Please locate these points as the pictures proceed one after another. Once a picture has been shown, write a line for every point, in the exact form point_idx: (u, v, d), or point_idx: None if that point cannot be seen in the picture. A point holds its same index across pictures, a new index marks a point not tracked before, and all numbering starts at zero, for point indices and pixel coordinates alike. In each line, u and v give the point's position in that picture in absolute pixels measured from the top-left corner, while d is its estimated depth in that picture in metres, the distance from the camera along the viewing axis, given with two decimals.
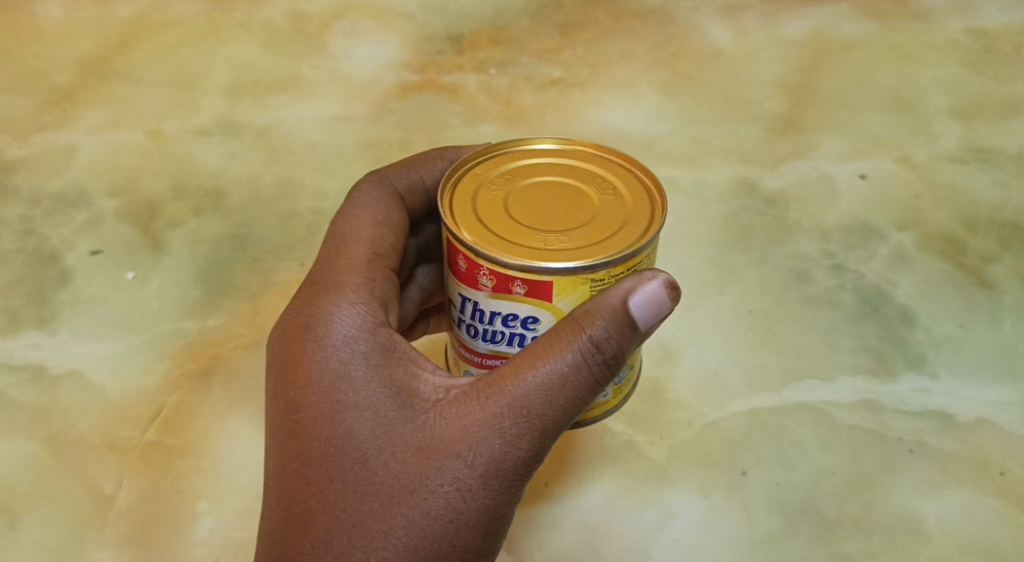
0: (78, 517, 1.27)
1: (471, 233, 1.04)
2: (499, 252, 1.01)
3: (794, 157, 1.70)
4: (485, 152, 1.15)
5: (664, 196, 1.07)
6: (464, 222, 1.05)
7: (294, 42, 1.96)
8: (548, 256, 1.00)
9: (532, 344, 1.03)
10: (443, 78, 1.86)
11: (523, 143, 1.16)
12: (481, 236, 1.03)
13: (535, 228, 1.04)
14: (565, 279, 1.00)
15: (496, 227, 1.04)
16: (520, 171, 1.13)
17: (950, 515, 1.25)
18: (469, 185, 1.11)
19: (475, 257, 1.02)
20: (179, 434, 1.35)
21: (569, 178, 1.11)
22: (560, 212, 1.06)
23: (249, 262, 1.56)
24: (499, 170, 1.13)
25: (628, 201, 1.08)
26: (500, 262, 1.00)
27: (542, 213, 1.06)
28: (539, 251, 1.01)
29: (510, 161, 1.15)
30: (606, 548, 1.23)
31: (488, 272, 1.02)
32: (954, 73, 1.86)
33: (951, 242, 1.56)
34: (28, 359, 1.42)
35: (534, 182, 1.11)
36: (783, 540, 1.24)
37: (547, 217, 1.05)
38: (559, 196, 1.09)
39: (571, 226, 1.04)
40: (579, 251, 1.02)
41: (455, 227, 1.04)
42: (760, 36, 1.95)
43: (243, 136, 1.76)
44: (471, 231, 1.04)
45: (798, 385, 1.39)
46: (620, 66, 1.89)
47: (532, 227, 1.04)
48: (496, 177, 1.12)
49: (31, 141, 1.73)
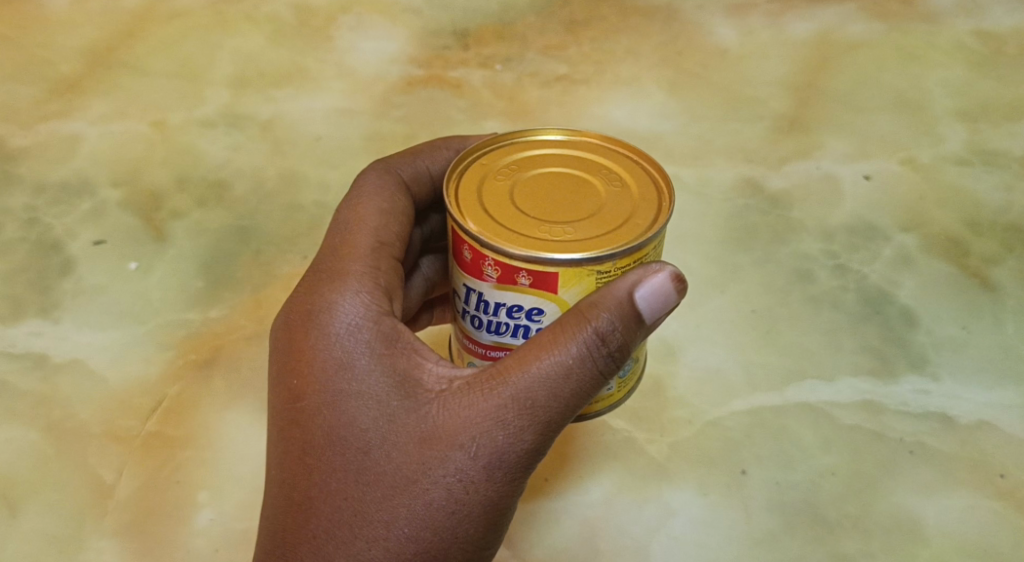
0: (78, 505, 1.27)
1: (477, 223, 1.04)
2: (505, 242, 1.01)
3: (798, 157, 1.70)
4: (494, 143, 1.15)
5: (671, 189, 1.08)
6: (470, 212, 1.05)
7: (299, 35, 1.96)
8: (553, 246, 1.00)
9: (536, 336, 1.03)
10: (448, 73, 1.86)
11: (528, 133, 1.16)
12: (489, 226, 1.03)
13: (541, 219, 1.04)
14: (570, 270, 1.00)
15: (501, 218, 1.04)
16: (527, 161, 1.13)
17: (950, 517, 1.25)
18: (477, 175, 1.11)
19: (480, 248, 1.02)
20: (182, 425, 1.35)
21: (575, 169, 1.11)
22: (567, 203, 1.06)
23: (252, 254, 1.56)
24: (505, 160, 1.13)
25: (635, 194, 1.08)
26: (505, 253, 1.00)
27: (550, 205, 1.06)
28: (544, 241, 1.01)
29: (516, 151, 1.15)
30: (605, 544, 1.24)
31: (493, 262, 1.02)
32: (961, 76, 1.86)
33: (955, 244, 1.56)
34: (30, 347, 1.43)
35: (541, 173, 1.11)
36: (782, 539, 1.24)
37: (554, 210, 1.05)
38: (566, 187, 1.09)
39: (577, 218, 1.04)
40: (583, 241, 1.01)
41: (462, 217, 1.04)
42: (766, 36, 1.95)
43: (247, 128, 1.76)
44: (478, 221, 1.04)
45: (799, 384, 1.39)
46: (625, 63, 1.89)
47: (538, 218, 1.04)
48: (501, 167, 1.12)
49: (36, 130, 1.73)
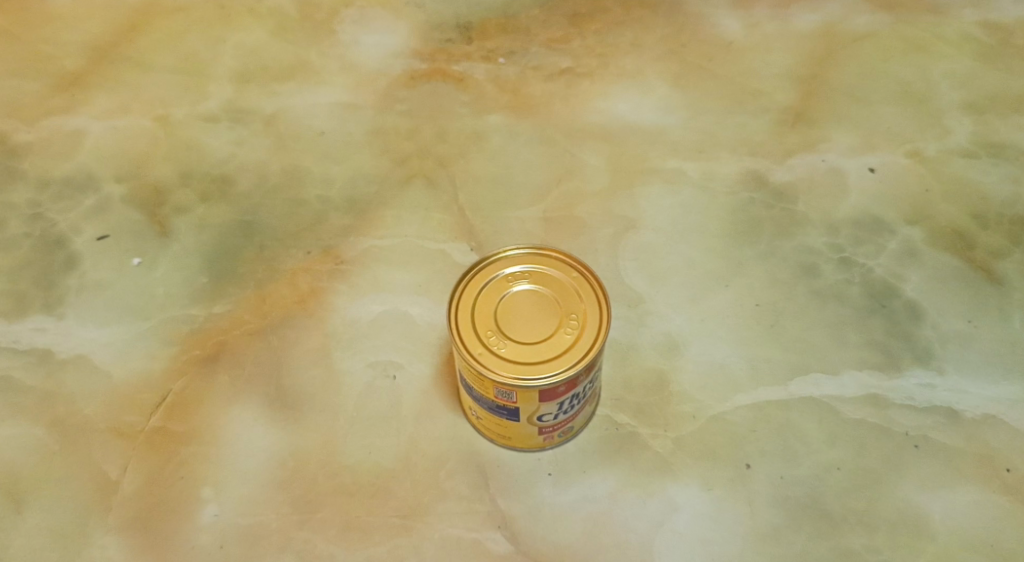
0: (82, 501, 1.34)
1: (487, 365, 1.22)
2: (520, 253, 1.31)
3: (803, 150, 1.67)
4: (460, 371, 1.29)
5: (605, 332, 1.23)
6: (476, 353, 1.23)
7: (301, 29, 1.88)
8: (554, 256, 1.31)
9: (521, 308, 1.26)
10: (452, 66, 1.81)
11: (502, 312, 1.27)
12: (499, 368, 1.21)
13: (526, 341, 1.24)
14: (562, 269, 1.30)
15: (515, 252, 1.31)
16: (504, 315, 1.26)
17: (956, 511, 1.30)
18: (467, 371, 1.25)
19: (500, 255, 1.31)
20: (185, 420, 1.40)
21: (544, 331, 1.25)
22: (535, 317, 1.25)
23: (256, 249, 1.57)
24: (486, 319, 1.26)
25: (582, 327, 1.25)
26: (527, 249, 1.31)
27: (509, 305, 1.27)
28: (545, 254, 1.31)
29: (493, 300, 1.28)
30: (610, 540, 1.29)
31: (509, 388, 1.22)
32: (968, 67, 1.79)
33: (961, 238, 1.56)
34: (34, 343, 1.47)
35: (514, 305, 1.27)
36: (787, 534, 1.29)
37: (526, 320, 1.25)
38: (537, 322, 1.25)
39: (532, 303, 1.27)
40: (576, 376, 1.22)
41: (474, 364, 1.22)
42: (771, 29, 1.86)
43: (251, 123, 1.74)
44: (485, 361, 1.22)
45: (804, 378, 1.42)
46: (629, 56, 1.82)
47: (510, 323, 1.25)
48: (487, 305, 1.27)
49: (39, 125, 1.73)
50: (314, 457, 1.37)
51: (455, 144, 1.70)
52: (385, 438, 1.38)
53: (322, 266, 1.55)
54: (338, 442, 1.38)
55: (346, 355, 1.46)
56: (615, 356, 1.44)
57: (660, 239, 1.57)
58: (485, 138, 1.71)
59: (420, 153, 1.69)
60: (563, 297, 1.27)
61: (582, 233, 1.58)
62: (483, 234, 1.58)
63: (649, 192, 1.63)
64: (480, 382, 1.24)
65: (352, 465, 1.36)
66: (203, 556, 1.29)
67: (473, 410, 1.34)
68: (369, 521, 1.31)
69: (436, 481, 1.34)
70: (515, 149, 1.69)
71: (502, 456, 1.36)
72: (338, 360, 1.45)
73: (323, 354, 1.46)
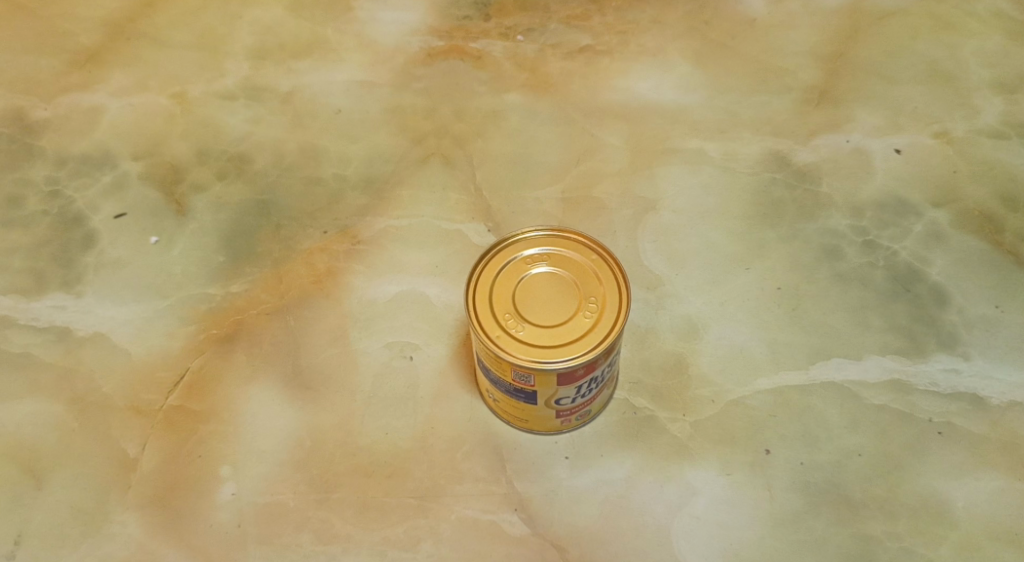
0: (102, 478, 1.34)
1: (506, 348, 1.21)
2: (539, 238, 1.30)
3: (827, 130, 1.64)
4: (478, 353, 1.28)
5: (623, 316, 1.22)
6: (494, 336, 1.22)
7: (318, 6, 1.86)
8: (571, 242, 1.29)
9: (539, 293, 1.25)
10: (469, 44, 1.79)
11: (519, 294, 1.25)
12: (518, 352, 1.20)
13: (544, 323, 1.22)
14: (580, 253, 1.29)
15: (533, 237, 1.29)
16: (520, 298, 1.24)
17: (979, 499, 1.29)
18: (484, 353, 1.24)
19: (518, 237, 1.29)
20: (202, 399, 1.40)
21: (562, 314, 1.23)
22: (554, 300, 1.24)
23: (273, 228, 1.56)
24: (504, 301, 1.24)
25: (600, 313, 1.23)
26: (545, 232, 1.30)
27: (528, 286, 1.25)
28: (563, 239, 1.30)
29: (511, 281, 1.26)
30: (628, 524, 1.28)
31: (527, 371, 1.21)
32: (998, 45, 1.75)
33: (989, 220, 1.53)
34: (53, 320, 1.47)
35: (531, 289, 1.25)
36: (807, 520, 1.28)
37: (544, 302, 1.24)
38: (555, 308, 1.23)
39: (550, 287, 1.25)
40: (595, 360, 1.21)
41: (492, 346, 1.20)
42: (796, 5, 1.82)
43: (267, 101, 1.73)
44: (502, 344, 1.21)
45: (826, 363, 1.40)
46: (650, 33, 1.79)
47: (528, 305, 1.24)
48: (506, 286, 1.25)
49: (56, 101, 1.72)
50: (331, 437, 1.36)
51: (473, 123, 1.68)
52: (402, 419, 1.38)
53: (340, 246, 1.54)
54: (355, 423, 1.37)
55: (363, 335, 1.45)
56: (634, 339, 1.43)
57: (680, 221, 1.54)
58: (503, 117, 1.69)
59: (438, 132, 1.67)
60: (582, 280, 1.26)
61: (601, 214, 1.56)
62: (501, 215, 1.57)
63: (669, 173, 1.60)
64: (498, 364, 1.23)
65: (369, 446, 1.36)
66: (221, 535, 1.29)
67: (490, 393, 1.34)
68: (386, 501, 1.31)
69: (453, 463, 1.34)
70: (534, 129, 1.67)
71: (519, 438, 1.35)
72: (355, 341, 1.45)
73: (340, 334, 1.45)
